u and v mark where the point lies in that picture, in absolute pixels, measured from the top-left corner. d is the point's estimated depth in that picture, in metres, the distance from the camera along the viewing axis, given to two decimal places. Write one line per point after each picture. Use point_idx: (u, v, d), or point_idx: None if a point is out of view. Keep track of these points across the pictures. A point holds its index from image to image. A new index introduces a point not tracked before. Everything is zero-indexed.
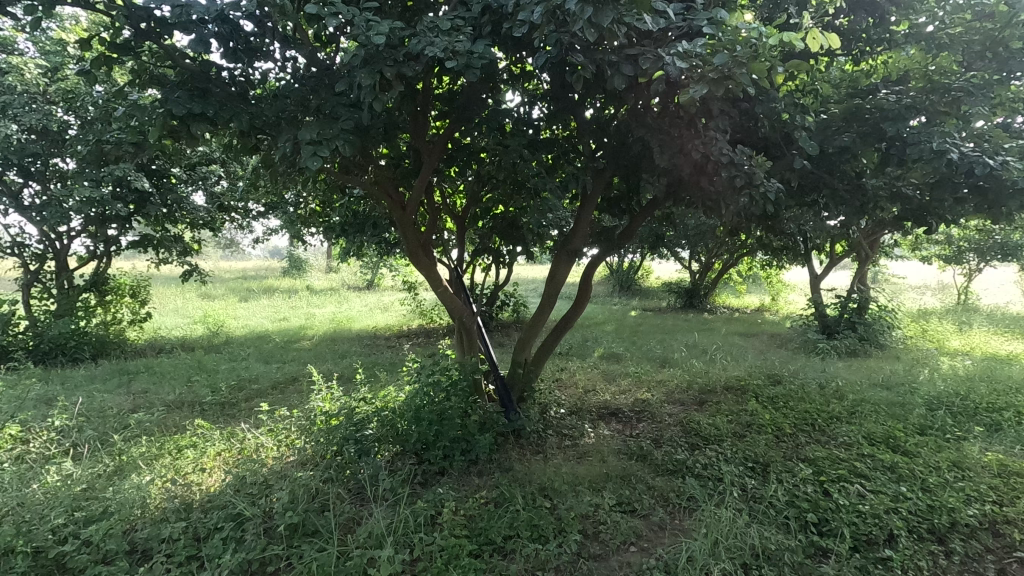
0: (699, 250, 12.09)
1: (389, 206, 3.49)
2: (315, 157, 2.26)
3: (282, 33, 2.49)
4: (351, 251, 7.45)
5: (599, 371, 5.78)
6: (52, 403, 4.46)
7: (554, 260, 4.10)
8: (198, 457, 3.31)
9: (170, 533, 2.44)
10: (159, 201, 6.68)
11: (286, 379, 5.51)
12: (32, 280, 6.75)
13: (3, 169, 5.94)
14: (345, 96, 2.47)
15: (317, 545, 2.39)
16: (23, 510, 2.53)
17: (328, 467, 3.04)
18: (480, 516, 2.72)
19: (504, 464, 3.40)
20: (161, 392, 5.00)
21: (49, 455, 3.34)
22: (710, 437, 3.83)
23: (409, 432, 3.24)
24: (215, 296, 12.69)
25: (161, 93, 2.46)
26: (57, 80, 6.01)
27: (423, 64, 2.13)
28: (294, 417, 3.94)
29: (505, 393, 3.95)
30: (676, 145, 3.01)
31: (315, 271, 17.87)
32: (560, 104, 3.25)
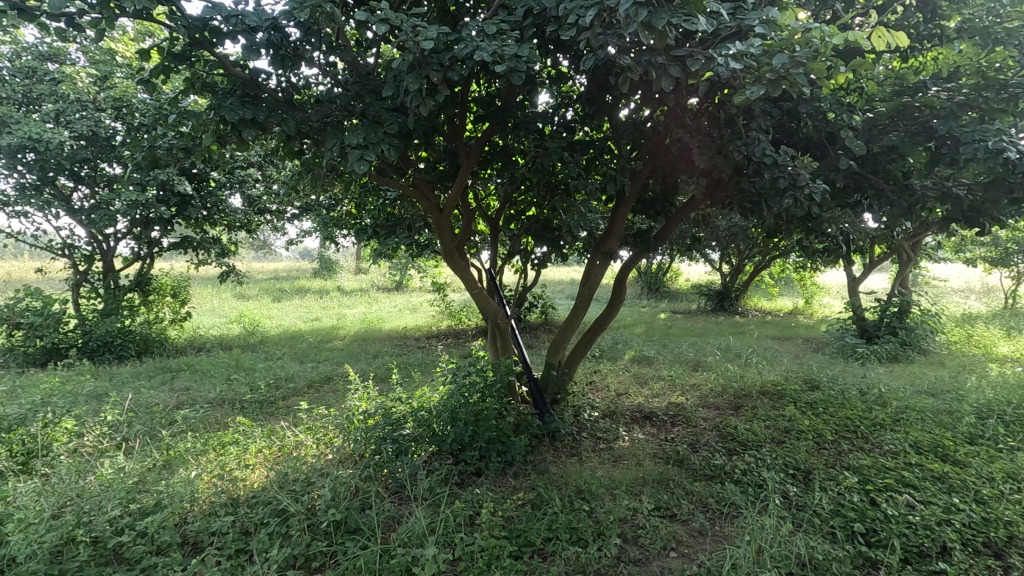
0: (730, 251, 11.89)
1: (426, 208, 3.50)
2: (362, 161, 2.30)
3: (329, 40, 2.52)
4: (383, 253, 7.56)
5: (632, 374, 5.74)
6: (103, 398, 4.65)
7: (589, 263, 4.07)
8: (240, 453, 3.39)
9: (220, 527, 2.51)
10: (199, 204, 6.89)
11: (322, 378, 5.62)
12: (81, 280, 7.05)
13: (56, 174, 6.20)
14: (390, 101, 2.51)
15: (360, 543, 2.43)
16: (82, 500, 2.64)
17: (367, 465, 3.10)
18: (519, 518, 2.73)
19: (540, 465, 3.40)
20: (203, 389, 5.16)
21: (102, 448, 3.49)
22: (749, 442, 3.76)
23: (445, 432, 3.27)
24: (250, 296, 13.03)
25: (213, 100, 2.53)
26: (106, 88, 6.24)
27: (469, 68, 2.15)
28: (331, 416, 4.02)
29: (539, 394, 3.95)
30: (716, 146, 2.99)
31: (345, 271, 18.20)
32: (597, 106, 3.22)
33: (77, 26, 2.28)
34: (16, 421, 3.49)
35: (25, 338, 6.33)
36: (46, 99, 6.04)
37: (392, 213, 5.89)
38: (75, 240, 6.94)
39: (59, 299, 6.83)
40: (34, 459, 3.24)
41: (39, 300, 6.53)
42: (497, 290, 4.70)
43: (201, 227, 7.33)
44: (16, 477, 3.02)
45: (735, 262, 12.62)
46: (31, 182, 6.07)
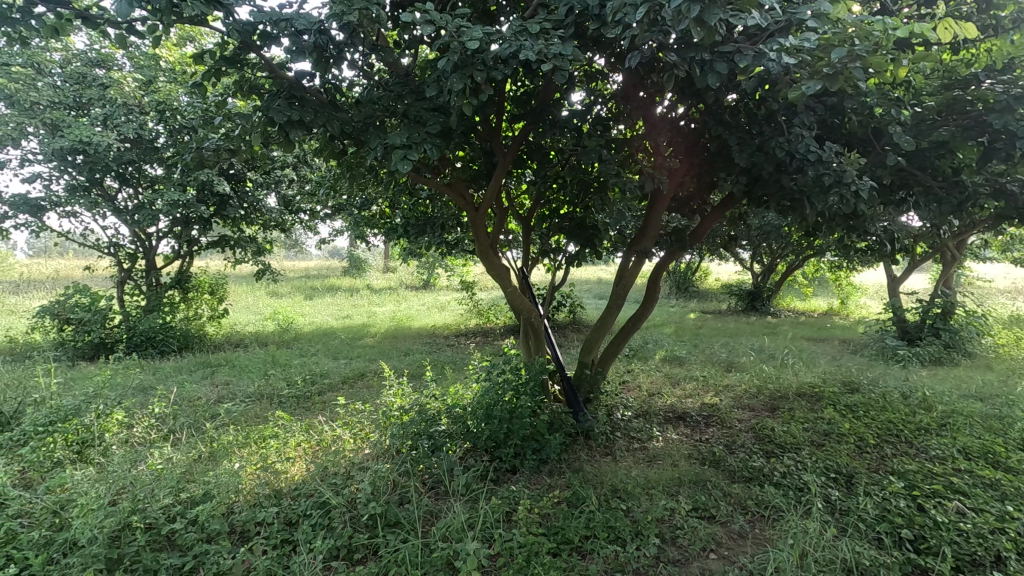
0: (762, 251, 11.67)
1: (462, 207, 3.52)
2: (405, 160, 2.34)
3: (371, 43, 2.57)
4: (414, 251, 7.64)
5: (664, 374, 5.68)
6: (148, 391, 4.82)
7: (623, 262, 4.02)
8: (281, 446, 3.47)
9: (266, 517, 2.59)
10: (237, 204, 7.08)
11: (355, 374, 5.72)
12: (125, 278, 7.32)
13: (103, 175, 6.45)
14: (430, 101, 2.54)
15: (401, 536, 2.47)
16: (135, 488, 2.74)
17: (404, 461, 3.15)
18: (555, 516, 2.73)
19: (574, 464, 3.40)
20: (242, 383, 5.30)
21: (151, 439, 3.63)
22: (786, 445, 3.69)
23: (480, 429, 3.30)
24: (283, 294, 13.30)
25: (261, 102, 2.59)
26: (151, 92, 6.48)
27: (512, 67, 2.17)
28: (366, 411, 4.09)
29: (573, 393, 3.93)
30: (756, 144, 2.94)
31: (373, 270, 18.45)
32: (634, 103, 3.21)
33: (135, 33, 2.37)
34: (71, 412, 3.64)
35: (75, 333, 6.61)
36: (94, 103, 6.28)
37: (424, 212, 5.95)
38: (120, 239, 7.21)
39: (105, 295, 7.10)
40: (88, 448, 3.38)
41: (87, 297, 6.80)
42: (529, 288, 4.72)
43: (238, 227, 7.52)
44: (72, 465, 3.16)
45: (767, 262, 12.37)
46: (80, 183, 6.34)
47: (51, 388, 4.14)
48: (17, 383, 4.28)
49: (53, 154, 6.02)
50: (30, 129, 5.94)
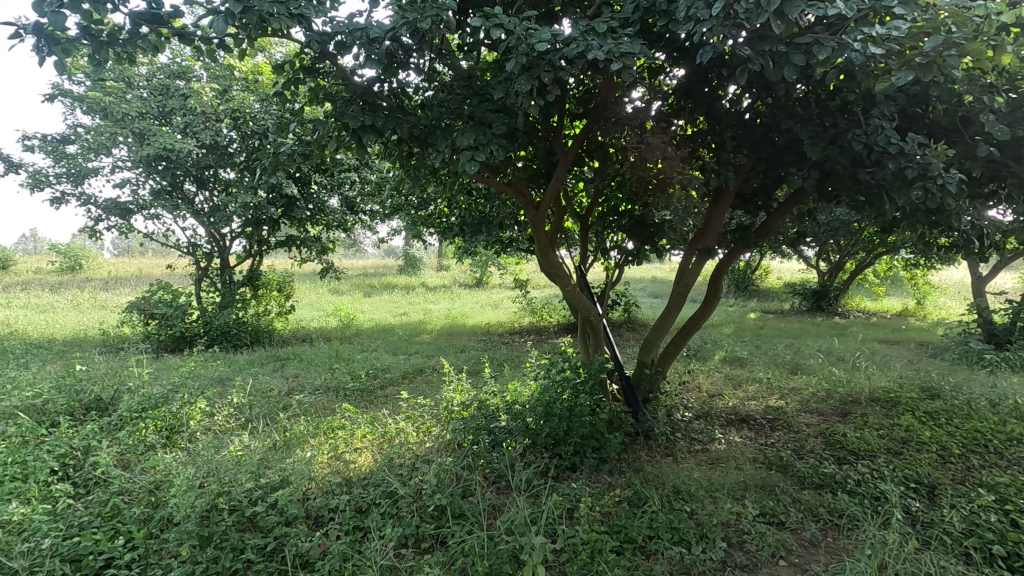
0: (829, 248, 11.11)
1: (522, 206, 3.55)
2: (473, 161, 2.41)
3: (438, 48, 2.65)
4: (469, 250, 7.76)
5: (724, 375, 5.52)
6: (226, 382, 5.13)
7: (684, 261, 3.93)
8: (348, 437, 3.62)
9: (338, 504, 2.72)
10: (303, 205, 7.40)
11: (414, 370, 5.87)
12: (203, 276, 7.80)
13: (183, 180, 6.90)
14: (495, 103, 2.59)
15: (466, 528, 2.54)
16: (220, 472, 2.93)
17: (466, 455, 3.22)
18: (617, 514, 2.72)
19: (635, 464, 3.37)
20: (310, 376, 5.56)
21: (230, 427, 3.87)
22: (861, 452, 3.51)
23: (540, 426, 3.33)
24: (342, 291, 13.78)
25: (336, 108, 2.72)
26: (226, 100, 6.86)
27: (580, 67, 2.18)
28: (427, 406, 4.20)
29: (631, 393, 3.87)
30: (830, 136, 2.82)
31: (428, 269, 18.86)
32: (695, 99, 3.20)
33: (224, 48, 2.54)
34: (161, 399, 3.94)
35: (159, 327, 7.11)
36: (176, 113, 6.73)
37: (481, 212, 6.03)
38: (198, 239, 7.69)
39: (185, 292, 7.60)
40: (176, 434, 3.65)
41: (169, 293, 7.30)
42: (586, 286, 4.70)
43: (304, 227, 7.87)
44: (162, 449, 3.41)
45: (834, 259, 11.77)
46: (163, 187, 6.81)
47: (141, 377, 4.49)
48: (113, 372, 4.66)
49: (141, 161, 6.50)
50: (121, 138, 6.44)
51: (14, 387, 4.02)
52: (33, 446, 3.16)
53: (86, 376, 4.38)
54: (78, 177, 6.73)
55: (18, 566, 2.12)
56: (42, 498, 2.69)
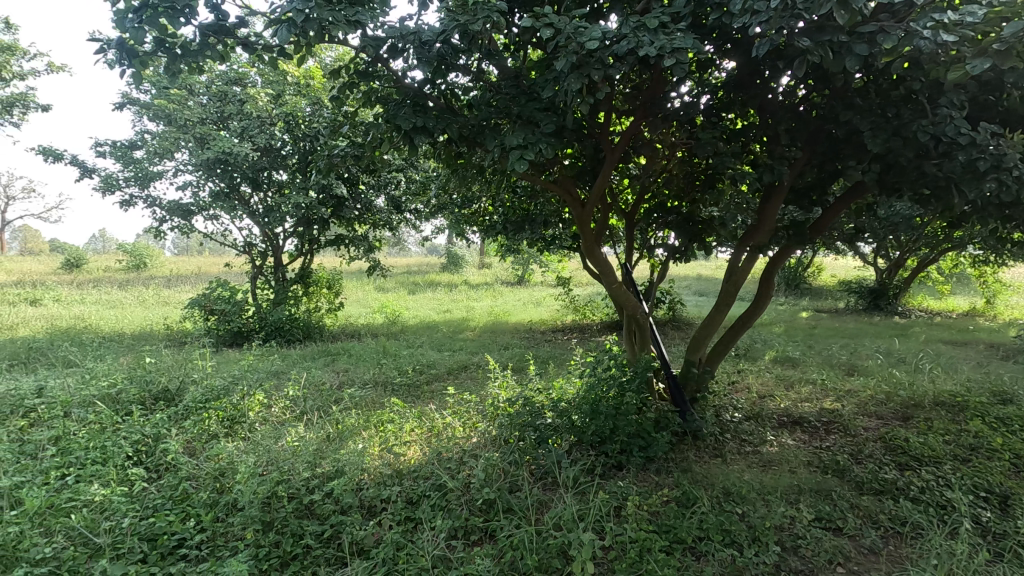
0: (888, 244, 10.59)
1: (568, 204, 3.54)
2: (522, 160, 2.44)
3: (487, 48, 2.69)
4: (513, 248, 7.80)
5: (776, 376, 5.36)
6: (281, 375, 5.35)
7: (735, 258, 3.83)
8: (397, 430, 3.72)
9: (390, 495, 2.80)
10: (352, 205, 7.61)
11: (459, 366, 5.96)
12: (258, 273, 8.14)
13: (240, 182, 7.21)
14: (543, 102, 2.61)
15: (514, 522, 2.57)
16: (279, 461, 3.07)
17: (513, 450, 3.26)
18: (665, 514, 2.70)
19: (682, 464, 3.33)
20: (359, 371, 5.72)
21: (286, 418, 4.04)
22: (925, 458, 3.35)
23: (586, 424, 3.33)
24: (388, 289, 14.09)
25: (388, 110, 2.80)
26: (280, 105, 7.12)
27: (631, 64, 2.17)
28: (473, 402, 4.26)
29: (679, 392, 3.81)
30: (892, 128, 2.70)
31: (470, 267, 19.06)
32: (747, 92, 3.12)
33: (284, 55, 2.66)
34: (222, 391, 4.14)
35: (218, 322, 7.46)
36: (233, 118, 7.04)
37: (525, 210, 6.06)
38: (254, 239, 8.04)
39: (242, 289, 7.95)
40: (237, 424, 3.84)
41: (227, 290, 7.65)
42: (631, 284, 4.65)
43: (352, 226, 8.10)
44: (224, 438, 3.59)
45: (894, 256, 11.20)
46: (222, 189, 7.14)
47: (204, 370, 4.74)
48: (179, 365, 4.94)
49: (202, 164, 6.84)
50: (183, 143, 6.80)
51: (92, 377, 4.32)
52: (110, 432, 3.39)
53: (155, 367, 4.66)
54: (145, 180, 7.14)
55: (102, 543, 2.28)
56: (119, 481, 2.88)
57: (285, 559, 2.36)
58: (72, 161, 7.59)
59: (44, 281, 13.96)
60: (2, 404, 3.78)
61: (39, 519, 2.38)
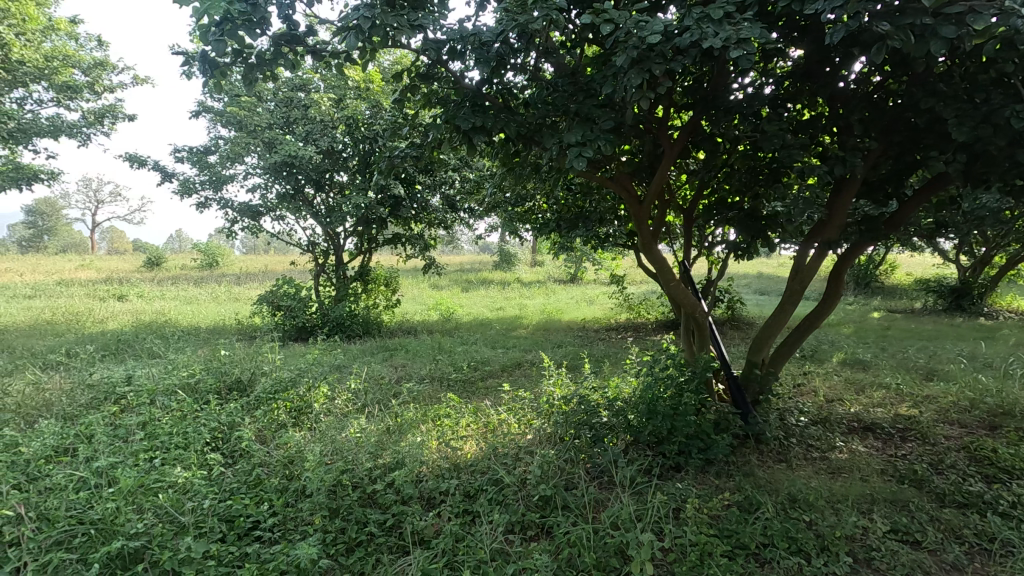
0: (972, 240, 9.81)
1: (625, 201, 3.48)
2: (580, 157, 2.43)
3: (545, 45, 2.69)
4: (566, 246, 7.77)
5: (844, 379, 5.09)
6: (342, 369, 5.56)
7: (802, 256, 3.66)
8: (454, 425, 3.79)
9: (449, 488, 2.87)
10: (409, 204, 7.80)
11: (513, 363, 6.00)
12: (321, 271, 8.49)
13: (304, 184, 7.52)
14: (602, 98, 2.59)
15: (571, 519, 2.58)
16: (343, 451, 3.20)
17: (568, 448, 3.27)
18: (727, 518, 2.63)
19: (744, 468, 3.22)
20: (416, 367, 5.86)
21: (348, 410, 4.20)
22: (1016, 471, 3.11)
23: (643, 424, 3.28)
24: (442, 287, 14.34)
25: (448, 110, 2.86)
26: (342, 108, 7.39)
27: (693, 57, 2.13)
28: (527, 399, 4.29)
29: (740, 394, 3.68)
30: (981, 115, 2.51)
31: (523, 264, 19.11)
32: (817, 81, 2.97)
33: (349, 60, 2.76)
34: (290, 383, 4.35)
35: (284, 317, 7.84)
36: (298, 123, 7.36)
37: (578, 207, 6.02)
38: (317, 238, 8.38)
39: (306, 286, 8.31)
40: (303, 415, 4.02)
41: (292, 287, 8.01)
42: (689, 282, 4.54)
43: (409, 225, 8.29)
44: (292, 428, 3.77)
45: (979, 253, 10.38)
46: (288, 191, 7.48)
47: (273, 362, 4.99)
48: (250, 358, 5.22)
49: (270, 168, 7.20)
50: (253, 147, 7.17)
51: (173, 368, 4.63)
52: (191, 419, 3.63)
53: (229, 359, 4.94)
54: (218, 183, 7.59)
55: (186, 521, 2.44)
56: (199, 464, 3.08)
57: (351, 545, 2.47)
58: (155, 167, 8.16)
59: (130, 279, 15.06)
60: (97, 390, 4.11)
61: (132, 496, 2.57)
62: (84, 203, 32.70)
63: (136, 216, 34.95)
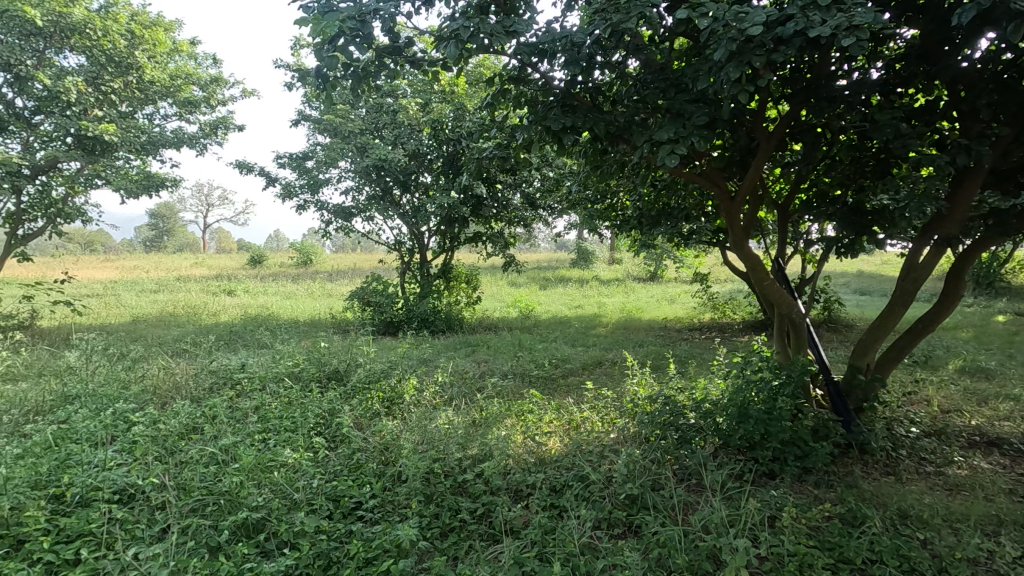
0: None
1: (715, 196, 3.36)
2: (673, 155, 2.40)
3: (634, 43, 2.68)
4: (648, 243, 7.61)
5: (962, 389, 4.63)
6: (428, 363, 5.80)
7: (917, 253, 3.37)
8: (537, 421, 3.86)
9: (535, 481, 2.93)
10: (490, 204, 7.96)
11: (594, 361, 5.98)
12: (407, 268, 8.87)
13: (393, 186, 7.88)
14: (695, 94, 2.55)
15: (659, 520, 2.56)
16: (433, 441, 3.35)
17: (654, 449, 3.22)
18: (828, 530, 2.50)
19: (847, 479, 3.03)
20: (497, 362, 6.00)
21: (436, 401, 4.38)
22: None
23: (733, 427, 3.17)
24: (521, 285, 14.47)
25: (538, 112, 2.92)
26: (427, 112, 7.66)
27: (797, 47, 2.05)
28: (610, 398, 4.27)
29: (841, 400, 3.46)
30: None
31: (601, 262, 18.89)
32: (935, 64, 2.73)
33: (445, 67, 2.88)
34: (382, 375, 4.60)
35: (374, 312, 8.27)
36: (388, 127, 7.72)
37: (663, 203, 5.88)
38: (403, 237, 8.77)
39: (393, 283, 8.72)
40: (395, 405, 4.24)
41: (381, 284, 8.43)
42: (784, 281, 4.31)
43: (490, 223, 8.46)
44: (385, 417, 3.99)
45: None
46: (377, 193, 7.86)
47: (367, 355, 5.29)
48: (346, 350, 5.57)
49: (362, 171, 7.61)
50: (347, 153, 7.63)
51: (279, 358, 5.03)
52: (297, 405, 3.93)
53: (327, 351, 5.29)
54: (316, 187, 8.13)
55: (299, 498, 2.67)
56: (305, 447, 3.34)
57: (445, 530, 2.60)
58: (261, 173, 8.86)
59: (237, 276, 16.43)
60: (217, 376, 4.55)
61: (253, 472, 2.86)
62: (198, 206, 36.11)
63: (241, 217, 38.03)
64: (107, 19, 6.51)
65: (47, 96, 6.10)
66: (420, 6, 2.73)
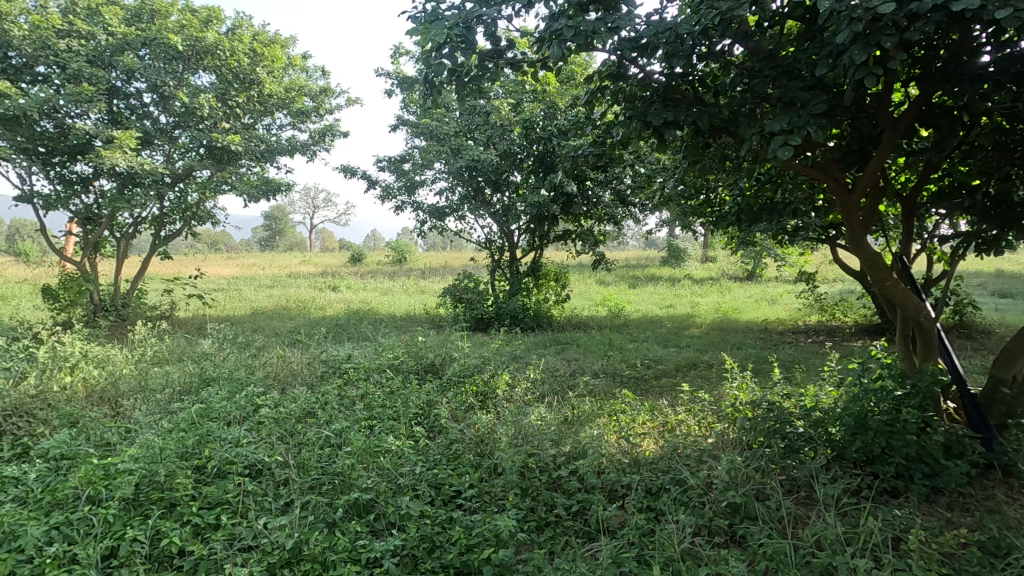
0: None
1: (831, 188, 3.11)
2: (786, 146, 2.25)
3: (741, 30, 2.56)
4: (747, 240, 7.20)
5: None
6: (518, 359, 5.88)
7: None
8: (631, 422, 3.80)
9: (630, 481, 2.89)
10: (581, 201, 7.91)
11: (688, 363, 5.77)
12: (497, 265, 9.05)
13: (485, 185, 8.06)
14: (811, 81, 2.38)
15: (766, 532, 2.43)
16: (527, 436, 3.40)
17: (757, 457, 3.04)
18: (965, 559, 2.25)
19: (988, 503, 2.70)
20: (588, 361, 5.96)
21: (528, 397, 4.44)
22: None
23: (848, 438, 2.93)
24: (609, 283, 14.24)
25: (637, 108, 2.87)
26: (519, 112, 7.75)
27: (935, 23, 1.86)
28: (708, 401, 4.10)
29: (979, 414, 3.08)
30: None
31: (694, 260, 18.13)
32: None
33: (543, 66, 2.90)
34: (475, 370, 4.73)
35: (465, 308, 8.51)
36: (480, 129, 7.89)
37: (766, 198, 5.54)
38: (493, 236, 8.95)
39: (484, 280, 8.93)
40: (488, 399, 4.35)
41: (472, 281, 8.66)
42: (909, 281, 3.89)
43: (579, 221, 8.41)
44: (480, 411, 4.10)
45: None
46: (470, 192, 8.08)
47: (461, 350, 5.45)
48: (440, 344, 5.78)
49: (455, 172, 7.87)
50: (442, 155, 7.93)
51: (381, 350, 5.33)
52: (398, 395, 4.15)
53: (424, 345, 5.52)
54: (412, 188, 8.51)
55: (404, 483, 2.82)
56: (407, 435, 3.51)
57: (541, 524, 2.65)
58: (363, 176, 9.41)
59: (339, 273, 17.55)
60: (327, 366, 4.90)
61: (362, 455, 3.06)
62: (305, 209, 39.02)
63: (343, 218, 40.63)
64: (234, 40, 7.11)
65: (186, 113, 6.89)
66: (520, 7, 2.77)
